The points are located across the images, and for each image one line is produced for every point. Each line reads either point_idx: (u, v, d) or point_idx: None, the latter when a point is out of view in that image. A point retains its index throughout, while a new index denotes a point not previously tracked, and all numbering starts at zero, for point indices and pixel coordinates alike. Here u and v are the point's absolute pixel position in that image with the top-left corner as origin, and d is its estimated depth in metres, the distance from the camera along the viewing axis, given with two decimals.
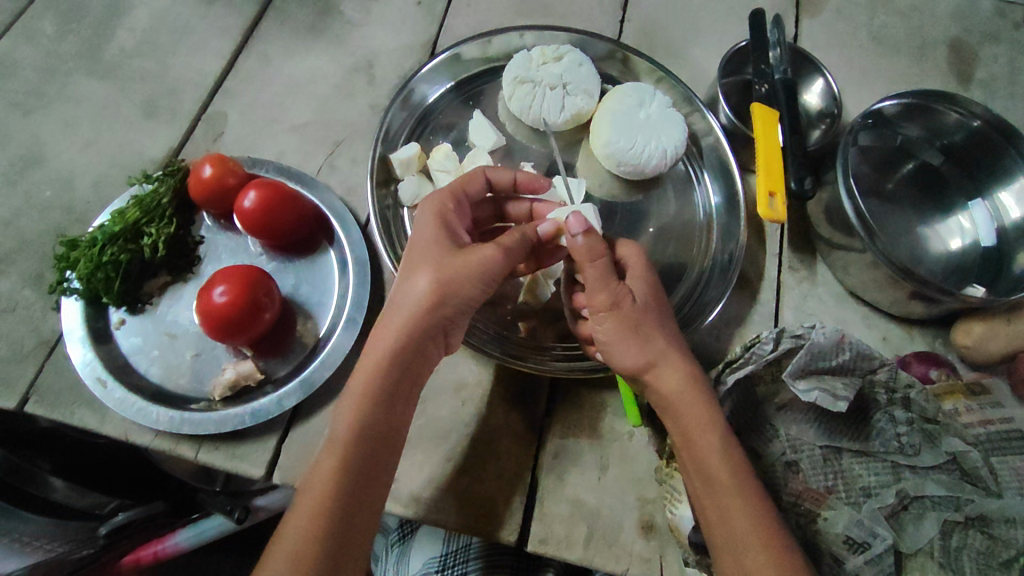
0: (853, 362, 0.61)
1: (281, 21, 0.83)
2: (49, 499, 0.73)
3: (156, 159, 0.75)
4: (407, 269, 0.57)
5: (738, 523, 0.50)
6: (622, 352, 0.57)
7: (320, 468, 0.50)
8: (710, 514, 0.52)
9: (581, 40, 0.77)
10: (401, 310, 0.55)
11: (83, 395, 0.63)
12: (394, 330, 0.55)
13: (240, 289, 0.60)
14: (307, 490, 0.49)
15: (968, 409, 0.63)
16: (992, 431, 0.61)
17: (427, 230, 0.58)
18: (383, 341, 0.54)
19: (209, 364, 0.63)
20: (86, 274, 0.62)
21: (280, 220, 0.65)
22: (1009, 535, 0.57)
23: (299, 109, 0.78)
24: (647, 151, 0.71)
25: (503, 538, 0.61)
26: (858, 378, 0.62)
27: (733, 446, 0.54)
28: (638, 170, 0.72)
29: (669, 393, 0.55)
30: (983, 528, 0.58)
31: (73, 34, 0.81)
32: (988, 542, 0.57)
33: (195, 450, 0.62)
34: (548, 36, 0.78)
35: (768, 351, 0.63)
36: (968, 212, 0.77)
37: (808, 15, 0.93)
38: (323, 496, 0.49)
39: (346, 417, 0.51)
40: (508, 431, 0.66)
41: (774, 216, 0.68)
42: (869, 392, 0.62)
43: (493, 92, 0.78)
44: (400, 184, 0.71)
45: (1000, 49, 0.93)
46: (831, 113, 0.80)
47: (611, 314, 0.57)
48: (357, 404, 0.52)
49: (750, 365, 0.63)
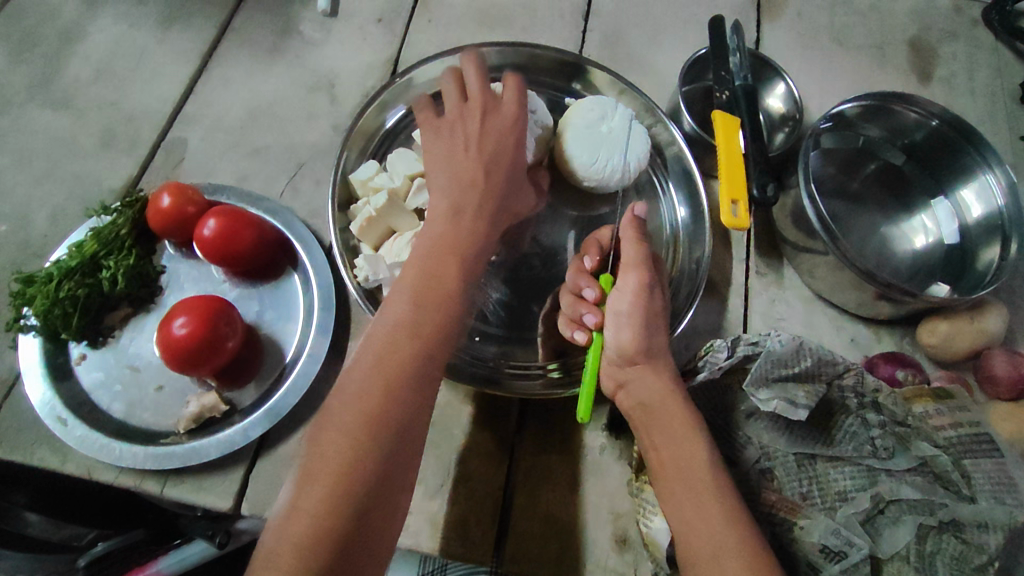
0: (817, 368, 0.62)
1: (240, 43, 0.83)
2: (24, 534, 0.75)
3: (115, 188, 0.74)
4: (454, 196, 0.58)
5: (720, 551, 0.48)
6: (625, 342, 0.59)
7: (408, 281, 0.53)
8: (691, 518, 0.51)
9: (541, 54, 0.77)
10: (435, 257, 0.54)
11: (45, 433, 0.62)
12: (426, 278, 0.53)
13: (199, 320, 0.59)
14: (326, 453, 0.45)
15: (937, 412, 0.62)
16: (962, 433, 0.61)
17: (493, 142, 0.61)
18: (413, 280, 0.53)
19: (172, 396, 0.62)
20: (42, 311, 0.60)
21: (241, 248, 0.64)
22: (981, 541, 0.56)
23: (261, 132, 0.78)
24: (609, 166, 0.71)
25: (478, 558, 0.61)
26: (824, 384, 0.63)
27: (714, 454, 0.54)
28: (602, 185, 0.72)
29: (651, 395, 0.57)
30: (957, 533, 0.57)
31: (28, 64, 0.80)
32: (962, 548, 0.57)
33: (161, 484, 0.61)
34: (509, 54, 0.76)
35: (723, 358, 0.64)
36: (932, 211, 0.78)
37: (770, 17, 0.94)
38: (412, 304, 0.52)
39: (441, 252, 0.55)
40: (478, 450, 0.66)
41: (737, 223, 0.67)
42: (838, 397, 0.63)
43: None
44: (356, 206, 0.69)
45: (958, 46, 0.94)
46: (793, 118, 0.80)
47: (641, 288, 0.60)
48: (383, 362, 0.49)
49: (705, 372, 0.65)
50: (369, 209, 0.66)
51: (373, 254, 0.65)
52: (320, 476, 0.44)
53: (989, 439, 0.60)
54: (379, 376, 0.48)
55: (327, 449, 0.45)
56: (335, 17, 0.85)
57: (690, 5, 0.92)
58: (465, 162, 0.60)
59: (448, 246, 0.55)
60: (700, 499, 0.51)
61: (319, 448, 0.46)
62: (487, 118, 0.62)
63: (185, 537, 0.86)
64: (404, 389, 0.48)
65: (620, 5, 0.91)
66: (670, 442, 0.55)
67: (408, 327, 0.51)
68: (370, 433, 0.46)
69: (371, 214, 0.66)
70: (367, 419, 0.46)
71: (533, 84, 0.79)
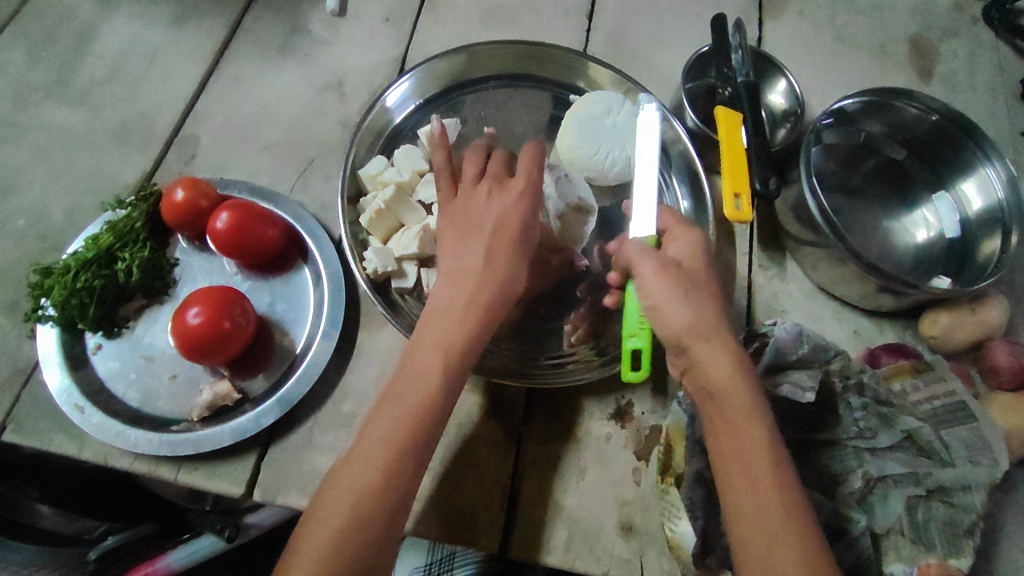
0: (812, 354, 0.64)
1: (251, 43, 0.84)
2: (36, 528, 0.73)
3: (130, 183, 0.75)
4: (456, 288, 0.58)
5: (773, 550, 0.46)
6: (686, 311, 0.54)
7: (416, 373, 0.55)
8: (750, 509, 0.48)
9: (539, 49, 0.78)
10: (438, 338, 0.55)
11: (61, 421, 0.64)
12: (417, 377, 0.54)
13: (214, 310, 0.60)
14: (321, 520, 0.49)
15: (914, 388, 0.65)
16: (938, 405, 0.63)
17: (495, 226, 0.60)
18: (408, 377, 0.55)
19: (186, 385, 0.64)
20: (61, 301, 0.62)
21: (253, 240, 0.65)
22: (967, 501, 0.59)
23: (272, 128, 0.79)
24: (610, 158, 0.72)
25: (486, 546, 0.62)
26: (817, 369, 0.64)
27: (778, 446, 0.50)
28: (601, 177, 0.73)
29: (718, 374, 0.52)
30: (945, 498, 0.60)
31: (44, 63, 0.82)
32: (950, 511, 0.59)
33: (175, 470, 0.62)
34: (505, 50, 0.78)
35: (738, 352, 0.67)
36: (932, 205, 0.79)
37: (772, 16, 0.95)
38: (412, 396, 0.53)
39: (439, 356, 0.55)
40: (485, 439, 0.67)
41: (740, 216, 0.68)
42: (827, 382, 0.64)
43: (473, 104, 0.79)
44: (365, 198, 0.70)
45: (959, 43, 0.95)
46: (795, 113, 0.82)
47: (687, 248, 0.58)
48: (400, 416, 0.53)
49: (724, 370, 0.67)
50: (378, 201, 0.67)
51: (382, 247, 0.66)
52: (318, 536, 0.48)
53: (964, 405, 0.63)
54: (374, 464, 0.51)
55: (319, 520, 0.49)
56: (343, 17, 0.87)
57: (693, 4, 0.94)
58: (464, 243, 0.60)
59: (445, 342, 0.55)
60: (761, 495, 0.48)
61: (318, 507, 0.50)
62: (493, 210, 0.61)
63: (193, 532, 0.89)
64: (393, 477, 0.51)
65: (623, 4, 0.92)
66: (732, 432, 0.50)
67: (404, 423, 0.52)
68: (361, 506, 0.49)
69: (381, 206, 0.67)
70: (364, 498, 0.50)
71: (537, 80, 0.80)
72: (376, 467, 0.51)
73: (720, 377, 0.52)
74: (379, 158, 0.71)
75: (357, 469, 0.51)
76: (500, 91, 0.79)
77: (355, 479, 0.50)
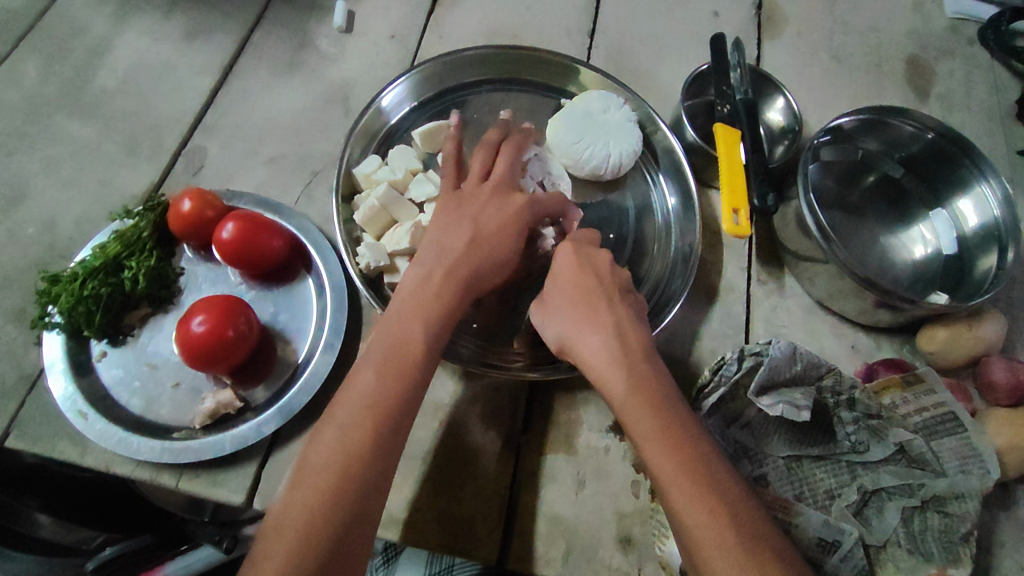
0: (804, 372, 0.64)
1: (259, 57, 0.86)
2: (34, 536, 0.74)
3: (138, 195, 0.77)
4: (427, 263, 0.60)
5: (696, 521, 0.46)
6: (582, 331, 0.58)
7: (380, 346, 0.55)
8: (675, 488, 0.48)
9: (529, 54, 0.80)
10: (412, 312, 0.57)
11: (65, 427, 0.64)
12: (392, 349, 0.55)
13: (218, 320, 0.61)
14: (298, 503, 0.47)
15: (903, 400, 0.66)
16: (927, 417, 0.65)
17: (477, 205, 0.64)
18: (378, 356, 0.55)
19: (189, 393, 0.64)
20: (68, 307, 0.63)
21: (256, 250, 0.66)
22: (963, 510, 0.60)
23: (278, 141, 0.81)
24: (590, 150, 0.74)
25: (484, 555, 0.62)
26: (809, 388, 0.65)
27: (687, 437, 0.50)
28: (577, 164, 0.75)
29: (615, 379, 0.54)
30: (940, 508, 0.61)
31: (56, 75, 0.84)
32: (946, 521, 0.60)
33: (176, 478, 0.63)
34: (497, 56, 0.80)
35: (733, 372, 0.64)
36: (929, 222, 0.79)
37: (770, 35, 0.97)
38: (372, 372, 0.54)
39: (409, 327, 0.56)
40: (486, 450, 0.67)
41: (739, 230, 0.69)
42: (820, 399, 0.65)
43: (471, 103, 0.80)
44: (358, 198, 0.72)
45: (955, 64, 0.97)
46: (792, 130, 0.83)
47: (574, 269, 0.62)
48: (379, 379, 0.53)
49: (721, 391, 0.64)
50: (372, 198, 0.68)
51: (375, 243, 0.67)
52: (295, 521, 0.47)
53: (953, 417, 0.65)
54: (338, 448, 0.50)
55: (298, 503, 0.47)
56: (350, 34, 0.89)
57: (692, 23, 0.96)
58: (441, 223, 0.62)
59: (417, 312, 0.57)
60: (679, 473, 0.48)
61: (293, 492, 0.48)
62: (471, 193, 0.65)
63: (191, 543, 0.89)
64: (359, 449, 0.50)
65: (624, 24, 0.94)
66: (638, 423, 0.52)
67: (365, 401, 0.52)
68: (326, 483, 0.48)
69: (374, 203, 0.68)
70: (334, 480, 0.48)
71: (527, 84, 0.82)
72: (341, 447, 0.50)
73: (594, 362, 0.56)
74: (373, 157, 0.72)
75: (325, 448, 0.50)
76: (494, 94, 0.81)
77: (337, 456, 0.49)
